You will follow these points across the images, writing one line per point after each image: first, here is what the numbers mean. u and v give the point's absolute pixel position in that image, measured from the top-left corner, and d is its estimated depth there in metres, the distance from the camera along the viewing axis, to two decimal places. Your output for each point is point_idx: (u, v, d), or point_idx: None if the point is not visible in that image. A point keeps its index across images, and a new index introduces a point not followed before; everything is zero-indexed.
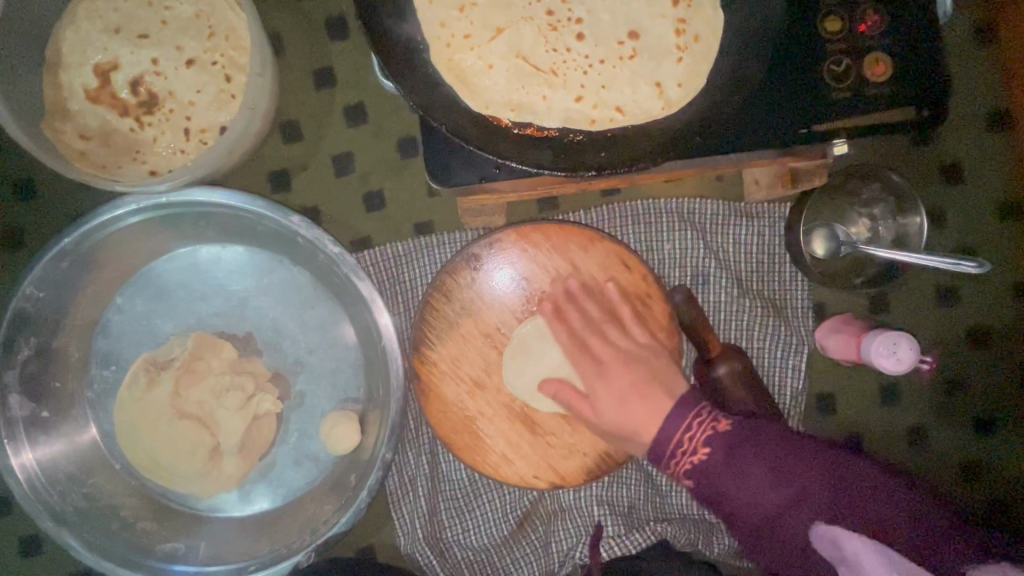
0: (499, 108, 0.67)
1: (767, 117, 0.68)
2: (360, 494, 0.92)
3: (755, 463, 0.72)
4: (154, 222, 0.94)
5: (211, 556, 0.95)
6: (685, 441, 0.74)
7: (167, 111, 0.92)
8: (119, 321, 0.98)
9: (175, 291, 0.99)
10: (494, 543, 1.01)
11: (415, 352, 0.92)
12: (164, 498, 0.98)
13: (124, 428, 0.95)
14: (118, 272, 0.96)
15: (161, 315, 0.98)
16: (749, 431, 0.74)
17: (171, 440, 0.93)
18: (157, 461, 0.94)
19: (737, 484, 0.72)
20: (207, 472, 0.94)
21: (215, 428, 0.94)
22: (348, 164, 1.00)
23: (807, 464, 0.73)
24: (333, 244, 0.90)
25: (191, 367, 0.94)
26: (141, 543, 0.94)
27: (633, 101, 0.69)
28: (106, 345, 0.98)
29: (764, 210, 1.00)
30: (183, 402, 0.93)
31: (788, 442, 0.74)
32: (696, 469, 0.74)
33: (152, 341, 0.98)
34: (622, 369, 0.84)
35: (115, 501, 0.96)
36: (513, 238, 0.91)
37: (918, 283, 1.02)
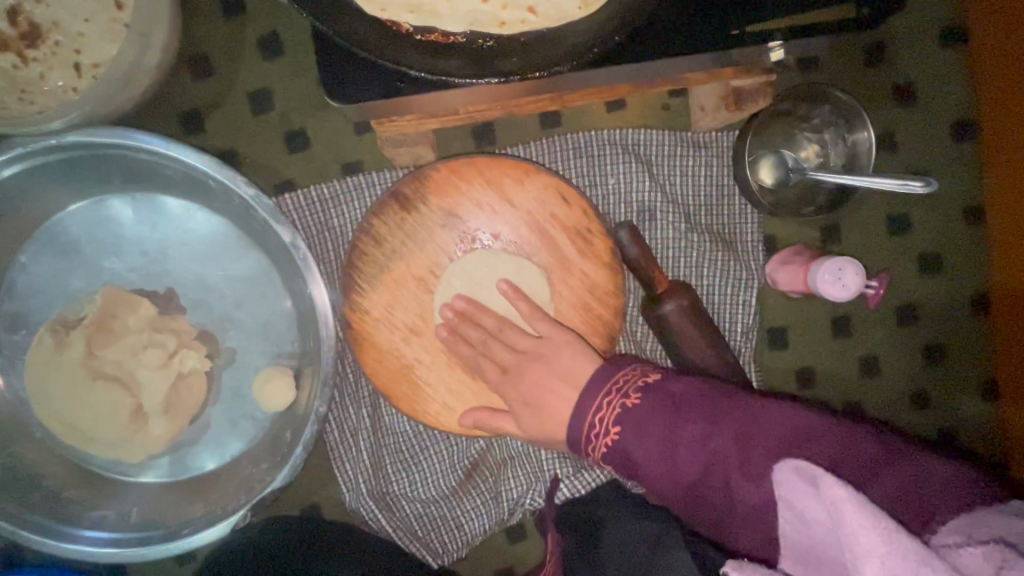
0: (397, 10, 0.61)
1: (691, 19, 0.63)
2: (296, 450, 0.88)
3: (669, 435, 0.65)
4: (48, 167, 0.85)
5: (144, 521, 0.90)
6: (597, 423, 0.68)
7: (53, 44, 0.83)
8: (25, 280, 0.90)
9: (85, 247, 0.92)
10: (443, 495, 0.97)
11: (345, 299, 0.87)
12: (91, 465, 0.93)
13: (36, 393, 0.88)
14: (16, 227, 0.88)
15: (70, 272, 0.91)
16: (659, 401, 0.66)
17: (89, 403, 0.87)
18: (76, 427, 0.88)
19: (653, 460, 0.65)
20: (132, 435, 0.89)
21: (136, 389, 0.88)
22: (265, 101, 0.93)
23: (731, 424, 0.64)
24: (247, 186, 0.83)
25: (105, 325, 0.88)
26: (66, 512, 0.89)
27: (548, 1, 0.62)
28: (13, 307, 0.90)
29: (711, 138, 0.95)
30: (99, 362, 0.87)
31: (708, 406, 0.66)
32: (613, 451, 0.67)
33: (63, 301, 0.91)
34: (530, 371, 0.79)
35: (35, 470, 0.90)
36: (443, 173, 0.86)
37: (869, 211, 0.99)
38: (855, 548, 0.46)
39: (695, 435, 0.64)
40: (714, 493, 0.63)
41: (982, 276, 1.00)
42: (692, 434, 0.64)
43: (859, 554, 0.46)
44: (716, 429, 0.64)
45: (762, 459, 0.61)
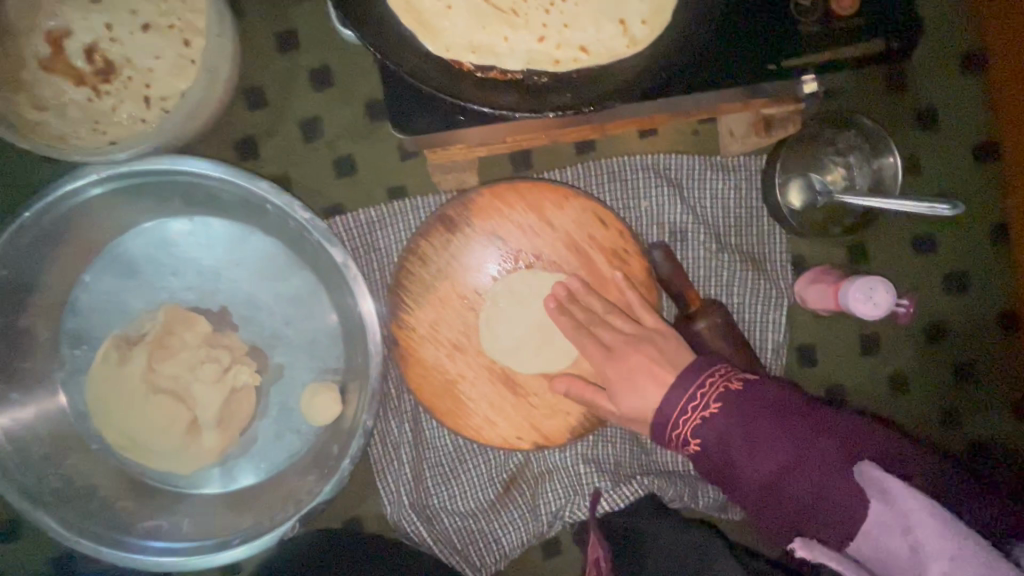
0: (460, 51, 0.66)
1: (733, 52, 0.67)
2: (343, 463, 0.91)
3: (767, 425, 0.68)
4: (114, 193, 0.91)
5: (194, 532, 0.93)
6: (697, 397, 0.70)
7: (125, 79, 0.89)
8: (88, 299, 0.95)
9: (144, 267, 0.97)
10: (481, 508, 1.00)
11: (393, 317, 0.91)
12: (144, 477, 0.97)
13: (97, 407, 0.93)
14: (83, 248, 0.94)
15: (130, 291, 0.96)
16: (763, 390, 0.70)
17: (147, 416, 0.91)
18: (134, 439, 0.92)
19: (744, 446, 0.68)
20: (186, 447, 0.93)
21: (192, 403, 0.92)
22: (316, 129, 0.98)
23: (823, 428, 0.69)
24: (303, 210, 0.88)
25: (163, 341, 0.92)
26: (121, 522, 0.92)
27: (597, 40, 0.68)
28: (76, 325, 0.95)
29: (740, 163, 0.99)
30: (157, 377, 0.91)
31: (806, 408, 0.70)
32: (705, 426, 0.69)
33: (123, 318, 0.96)
34: (632, 354, 0.79)
35: (93, 481, 0.94)
36: (487, 197, 0.90)
37: (895, 231, 1.02)
38: (925, 547, 0.58)
39: (791, 430, 0.68)
40: (795, 487, 0.67)
41: (1008, 294, 1.02)
42: (790, 428, 0.68)
43: (931, 553, 0.58)
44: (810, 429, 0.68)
45: (845, 465, 0.67)
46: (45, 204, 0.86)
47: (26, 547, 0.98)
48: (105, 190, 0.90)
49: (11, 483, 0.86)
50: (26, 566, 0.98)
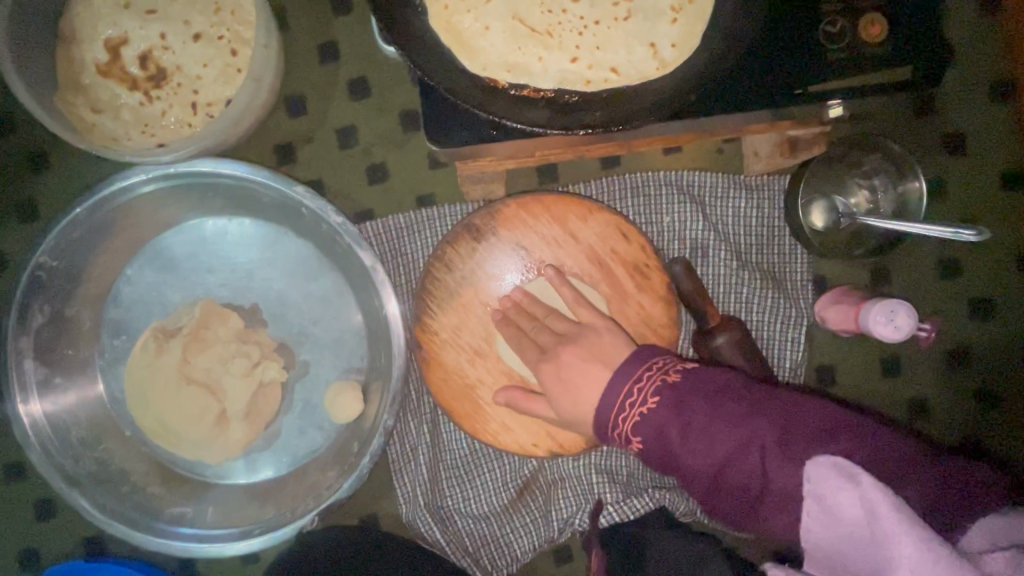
0: (496, 69, 0.69)
1: (758, 76, 0.69)
2: (363, 461, 0.94)
3: (708, 415, 0.65)
4: (159, 192, 0.97)
5: (218, 520, 0.97)
6: (635, 392, 0.69)
7: (175, 85, 0.94)
8: (129, 291, 1.00)
9: (183, 263, 1.01)
10: (494, 512, 1.02)
11: (417, 322, 0.93)
12: (173, 465, 1.01)
13: (135, 395, 0.98)
14: (128, 242, 0.99)
15: (169, 285, 1.01)
16: (698, 380, 0.68)
17: (180, 405, 0.95)
18: (167, 427, 0.96)
19: (685, 441, 0.65)
20: (215, 437, 0.96)
21: (221, 394, 0.95)
22: (351, 137, 1.02)
23: (767, 410, 0.65)
24: (335, 214, 0.92)
25: (199, 335, 0.96)
26: (150, 506, 0.96)
27: (629, 62, 0.70)
28: (117, 315, 1.00)
29: (764, 182, 1.00)
30: (191, 368, 0.95)
31: (745, 392, 0.67)
32: (647, 422, 0.67)
33: (162, 311, 1.01)
34: (566, 351, 0.80)
35: (125, 465, 0.99)
36: (512, 208, 0.93)
37: (919, 255, 1.02)
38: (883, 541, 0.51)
39: (733, 419, 0.65)
40: (750, 478, 0.64)
41: None
42: (732, 416, 0.65)
43: (891, 554, 0.51)
44: (753, 415, 0.65)
45: (803, 446, 0.62)
46: (95, 201, 0.92)
47: (60, 525, 1.02)
48: (150, 190, 0.96)
49: (51, 464, 0.91)
50: (60, 544, 1.02)
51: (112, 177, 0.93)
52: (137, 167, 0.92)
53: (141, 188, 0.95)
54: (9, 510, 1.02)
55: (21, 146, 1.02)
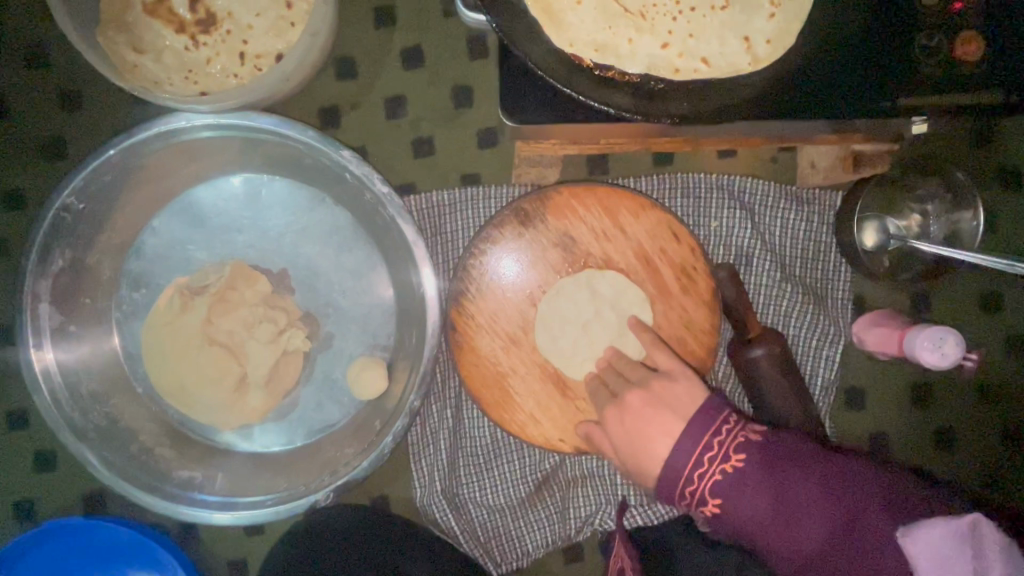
0: (583, 47, 0.69)
1: (844, 81, 0.68)
2: (384, 440, 0.91)
3: (794, 477, 0.66)
4: (196, 142, 0.92)
5: (228, 489, 0.93)
6: (715, 446, 0.67)
7: (224, 32, 0.89)
8: (153, 244, 0.96)
9: (212, 220, 0.97)
10: (510, 504, 0.99)
11: (453, 304, 0.91)
12: (184, 428, 0.97)
13: (152, 352, 0.94)
14: (158, 192, 0.95)
15: (195, 241, 0.97)
16: (780, 443, 0.68)
17: (199, 366, 0.91)
18: (183, 386, 0.93)
19: (770, 508, 0.65)
20: (232, 402, 0.93)
21: (243, 359, 0.92)
22: (400, 107, 0.99)
23: (854, 479, 0.66)
24: (381, 183, 0.90)
25: (224, 295, 0.92)
26: (158, 468, 0.93)
27: (720, 53, 0.70)
28: (138, 267, 0.96)
29: (817, 195, 0.98)
30: (214, 329, 0.91)
31: (828, 458, 0.67)
32: (727, 483, 0.66)
33: (187, 268, 0.96)
34: (633, 395, 0.75)
35: (134, 424, 0.95)
36: (563, 195, 0.90)
37: (963, 285, 1.01)
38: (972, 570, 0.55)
39: (819, 489, 0.65)
40: (840, 557, 0.62)
41: None
42: (819, 479, 0.65)
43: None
44: (842, 482, 0.65)
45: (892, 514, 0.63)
46: (130, 144, 0.88)
47: (61, 480, 0.99)
48: (188, 139, 0.92)
49: (59, 415, 0.88)
50: (57, 498, 0.99)
51: (152, 121, 0.89)
52: (179, 113, 0.87)
53: (179, 135, 0.91)
54: (6, 459, 0.98)
55: (50, 81, 0.96)
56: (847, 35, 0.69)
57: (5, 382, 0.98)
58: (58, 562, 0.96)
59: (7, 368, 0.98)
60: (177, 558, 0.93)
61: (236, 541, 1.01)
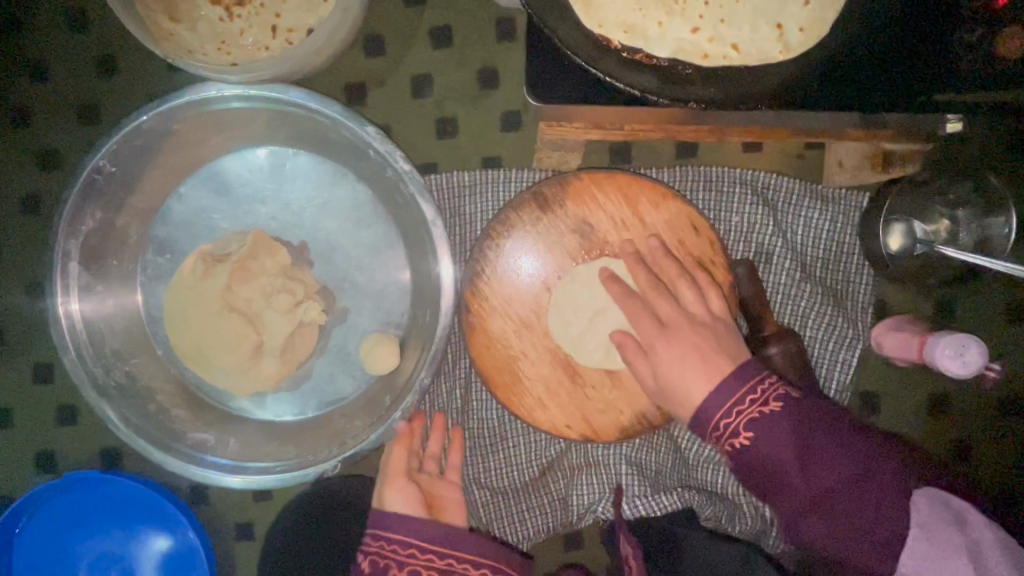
0: (612, 28, 0.68)
1: (876, 84, 0.69)
2: (394, 415, 0.92)
3: (825, 432, 0.68)
4: (227, 112, 0.95)
5: (240, 454, 0.95)
6: (758, 390, 0.69)
7: (258, 5, 0.90)
8: (179, 210, 0.98)
9: (237, 189, 0.99)
10: (514, 487, 1.00)
11: (468, 285, 0.91)
12: (200, 391, 1.00)
13: (173, 315, 0.96)
14: (187, 160, 0.97)
15: (219, 209, 0.99)
16: (818, 402, 0.70)
17: (216, 330, 0.93)
18: (200, 350, 0.95)
19: (797, 452, 0.67)
20: (247, 369, 0.94)
21: (260, 327, 0.93)
22: (426, 86, 0.99)
23: (881, 447, 0.68)
24: (403, 161, 0.90)
25: (244, 265, 0.93)
26: (174, 428, 0.95)
27: (751, 40, 0.69)
28: (165, 233, 0.98)
29: (843, 196, 0.96)
30: (234, 297, 0.93)
31: (858, 426, 0.70)
32: (763, 422, 0.68)
33: (210, 235, 0.98)
34: (687, 333, 0.78)
35: (152, 384, 0.97)
36: (584, 181, 0.90)
37: (989, 296, 0.98)
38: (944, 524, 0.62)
39: (847, 444, 0.67)
40: (848, 507, 0.65)
41: None
42: (845, 439, 0.67)
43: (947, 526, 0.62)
44: (869, 447, 0.67)
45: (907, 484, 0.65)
46: (161, 110, 0.90)
47: (82, 434, 1.02)
48: (220, 110, 0.94)
49: (82, 371, 0.90)
50: (77, 451, 1.02)
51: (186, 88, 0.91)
52: (212, 82, 0.89)
53: (213, 105, 0.93)
54: (31, 412, 1.02)
55: (89, 47, 0.99)
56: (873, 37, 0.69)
57: (32, 336, 1.01)
58: (76, 512, 1.00)
59: (35, 323, 1.01)
60: (191, 523, 0.96)
61: (245, 506, 1.04)
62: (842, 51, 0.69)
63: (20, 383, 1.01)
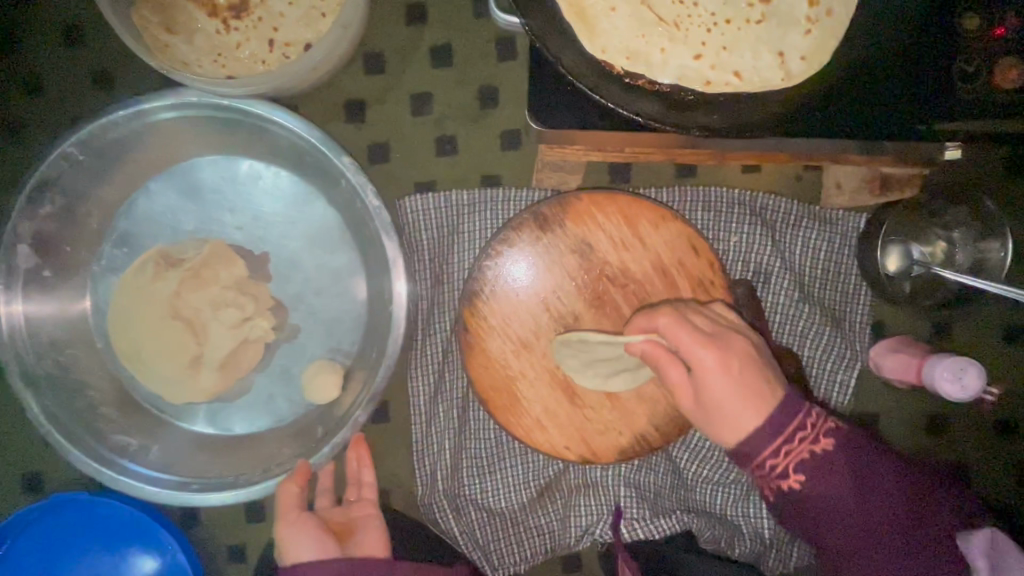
0: (615, 54, 0.69)
1: (879, 110, 0.69)
2: (324, 449, 0.91)
3: (859, 468, 0.74)
4: (203, 118, 0.94)
5: (176, 466, 0.94)
6: (808, 427, 0.72)
7: (256, 19, 0.89)
8: (143, 204, 0.96)
9: (207, 194, 0.98)
10: (512, 509, 0.99)
11: (466, 304, 0.90)
12: (131, 390, 0.96)
13: (117, 312, 0.94)
14: (155, 159, 0.96)
15: (184, 211, 0.97)
16: (857, 440, 0.76)
17: (160, 335, 0.91)
18: (140, 352, 0.92)
19: (850, 488, 0.74)
20: (184, 379, 0.92)
21: (202, 338, 0.91)
22: (425, 104, 0.99)
23: (904, 476, 0.77)
24: (373, 196, 0.90)
25: (199, 272, 0.92)
26: (95, 426, 0.92)
27: (753, 68, 0.70)
28: (128, 226, 0.96)
29: (840, 217, 0.97)
30: (181, 303, 0.91)
31: (891, 460, 0.77)
32: (815, 462, 0.72)
33: (169, 235, 0.97)
34: (736, 355, 0.72)
35: (85, 377, 0.95)
36: (583, 202, 0.90)
37: (986, 318, 0.98)
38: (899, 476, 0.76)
39: (876, 475, 0.75)
40: (899, 537, 0.74)
41: None
42: (886, 474, 0.76)
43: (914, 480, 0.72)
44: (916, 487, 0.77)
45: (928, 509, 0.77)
46: (138, 107, 0.89)
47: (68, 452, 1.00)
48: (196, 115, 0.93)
49: (11, 357, 0.89)
50: (63, 470, 1.00)
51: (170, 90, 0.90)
52: (192, 89, 0.89)
53: (191, 108, 0.92)
54: (16, 429, 0.99)
55: (84, 59, 0.98)
56: (868, 69, 0.70)
57: None
58: (62, 534, 0.97)
59: None
60: (181, 544, 0.95)
61: (237, 527, 1.02)
62: (839, 80, 0.70)
63: (6, 400, 0.99)
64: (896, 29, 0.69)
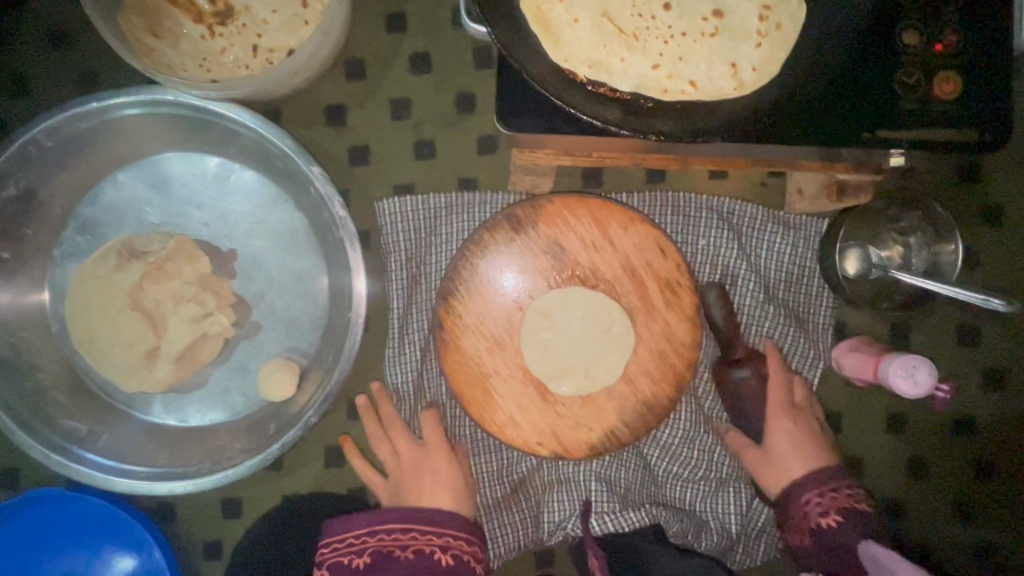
0: (577, 63, 0.74)
1: (831, 118, 0.74)
2: (273, 445, 0.93)
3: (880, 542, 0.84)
4: (175, 117, 0.97)
5: (135, 455, 0.97)
6: (850, 489, 0.88)
7: (240, 25, 0.92)
8: (112, 195, 0.99)
9: (177, 189, 1.00)
10: (486, 506, 1.00)
11: (442, 303, 0.93)
12: (86, 377, 0.99)
13: (75, 300, 0.95)
14: (126, 151, 0.98)
15: (152, 205, 0.99)
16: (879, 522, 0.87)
17: (117, 326, 0.93)
18: (95, 339, 0.94)
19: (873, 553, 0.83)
20: (138, 369, 0.94)
21: (161, 330, 0.94)
22: (405, 110, 1.02)
23: None
24: (340, 207, 0.94)
25: (161, 266, 0.94)
26: (48, 413, 0.95)
27: (707, 77, 0.75)
28: (90, 214, 0.98)
29: (801, 222, 1.01)
30: (142, 295, 0.93)
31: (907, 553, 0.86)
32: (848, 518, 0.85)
33: (135, 227, 0.99)
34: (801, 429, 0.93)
35: (37, 361, 0.97)
36: (555, 205, 0.93)
37: (943, 319, 1.03)
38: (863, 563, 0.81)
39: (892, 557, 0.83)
40: None
41: None
42: None
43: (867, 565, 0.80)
44: None
45: None
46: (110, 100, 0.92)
47: None
48: (173, 112, 0.96)
49: None
50: (40, 467, 1.01)
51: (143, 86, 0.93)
52: (168, 88, 0.91)
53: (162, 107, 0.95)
54: None
55: (67, 59, 1.00)
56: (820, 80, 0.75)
57: None
58: (37, 529, 0.97)
59: None
60: (158, 541, 0.95)
61: (214, 524, 1.03)
62: (791, 90, 0.75)
63: None
64: (847, 44, 0.75)
